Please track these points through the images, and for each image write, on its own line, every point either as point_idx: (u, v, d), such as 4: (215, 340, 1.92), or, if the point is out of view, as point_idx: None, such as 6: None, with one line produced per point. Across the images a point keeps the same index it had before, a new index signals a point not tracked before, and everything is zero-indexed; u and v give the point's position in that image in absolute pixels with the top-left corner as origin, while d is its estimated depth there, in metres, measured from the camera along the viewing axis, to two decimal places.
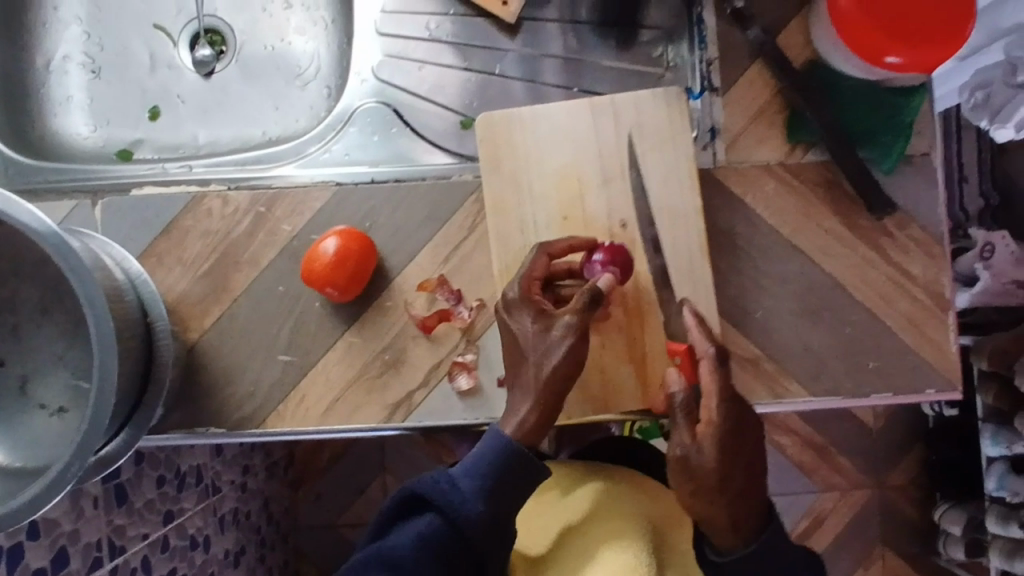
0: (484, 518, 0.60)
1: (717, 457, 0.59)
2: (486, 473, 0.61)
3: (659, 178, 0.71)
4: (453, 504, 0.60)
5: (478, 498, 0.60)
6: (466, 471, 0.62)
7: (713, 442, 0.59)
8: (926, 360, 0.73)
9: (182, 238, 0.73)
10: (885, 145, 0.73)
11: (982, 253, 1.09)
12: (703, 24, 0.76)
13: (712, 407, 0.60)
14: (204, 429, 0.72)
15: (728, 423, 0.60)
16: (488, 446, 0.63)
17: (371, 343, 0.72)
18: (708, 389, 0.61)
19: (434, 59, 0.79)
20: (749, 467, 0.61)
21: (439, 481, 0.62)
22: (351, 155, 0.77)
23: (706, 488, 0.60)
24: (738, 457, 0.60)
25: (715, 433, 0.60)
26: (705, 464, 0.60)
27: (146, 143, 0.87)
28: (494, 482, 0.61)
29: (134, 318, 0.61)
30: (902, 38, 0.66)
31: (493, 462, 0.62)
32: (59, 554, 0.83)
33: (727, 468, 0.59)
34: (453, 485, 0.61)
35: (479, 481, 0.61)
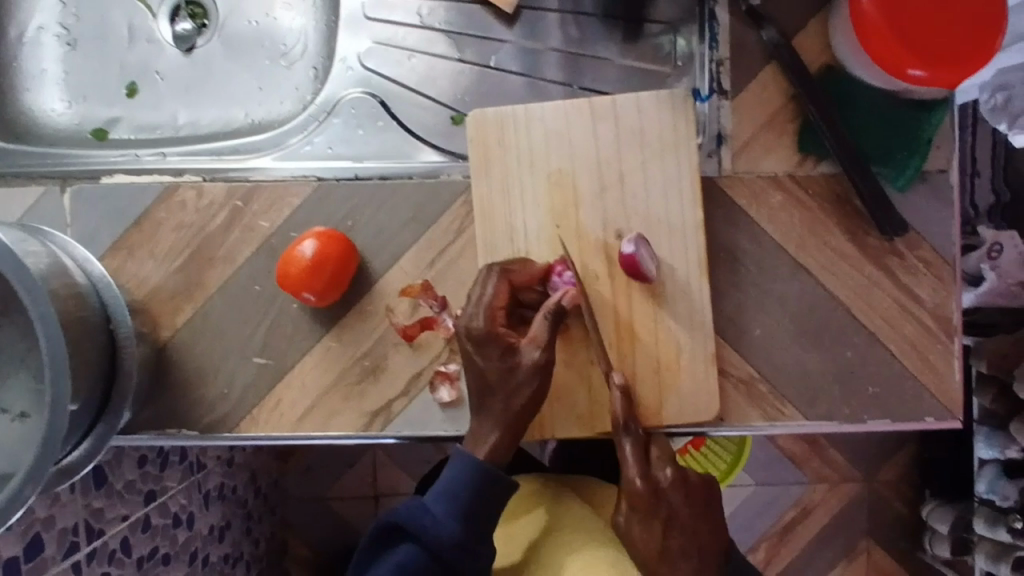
0: (461, 541, 0.59)
1: (639, 527, 0.61)
2: (456, 495, 0.61)
3: (658, 188, 0.67)
4: (428, 529, 0.60)
5: (450, 520, 0.60)
6: (437, 496, 0.61)
7: (633, 511, 0.62)
8: (926, 387, 0.70)
9: (153, 231, 0.70)
10: (901, 162, 0.69)
11: (990, 253, 1.05)
12: (715, 21, 0.70)
13: (635, 475, 0.61)
14: (176, 430, 0.69)
15: (646, 491, 0.61)
16: (455, 466, 0.62)
17: (350, 349, 0.69)
18: (627, 461, 0.62)
19: (424, 48, 0.75)
20: (679, 530, 0.61)
21: (413, 510, 0.61)
22: (334, 148, 0.73)
23: (642, 554, 0.62)
24: (664, 525, 0.61)
25: (637, 504, 0.61)
26: (634, 534, 0.62)
27: (123, 122, 0.82)
28: (466, 502, 0.60)
29: (96, 324, 0.58)
30: (925, 49, 0.62)
31: (462, 482, 0.61)
32: (33, 540, 0.83)
33: (651, 538, 0.61)
34: (426, 511, 0.61)
35: (450, 503, 0.60)
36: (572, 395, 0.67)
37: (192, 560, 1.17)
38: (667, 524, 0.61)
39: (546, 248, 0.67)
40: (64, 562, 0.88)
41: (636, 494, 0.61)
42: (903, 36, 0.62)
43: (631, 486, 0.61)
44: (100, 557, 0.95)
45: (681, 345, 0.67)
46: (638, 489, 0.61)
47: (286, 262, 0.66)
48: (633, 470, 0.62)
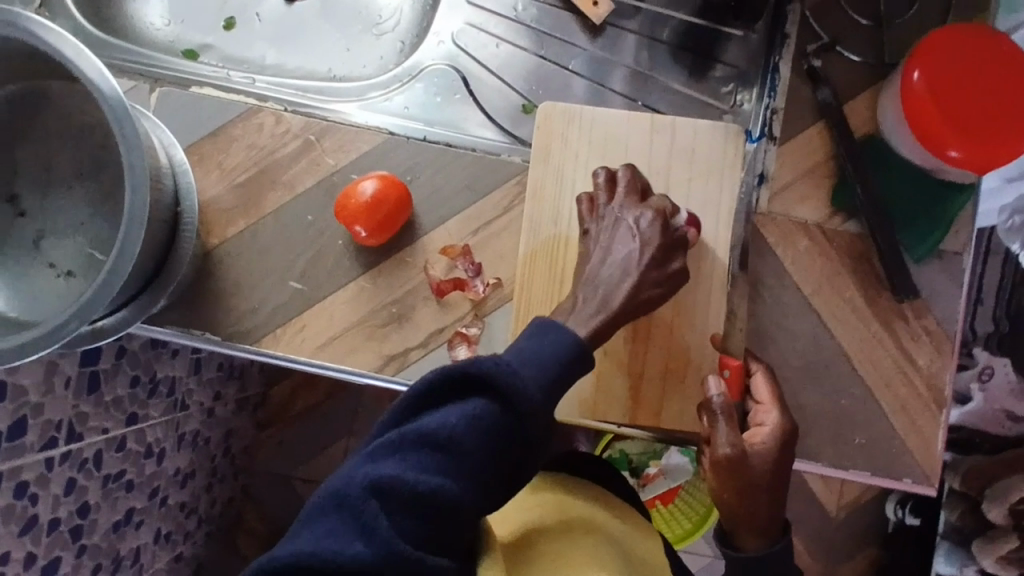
0: (545, 408, 0.53)
1: (767, 452, 0.63)
2: (547, 364, 0.54)
3: (698, 205, 0.71)
4: (512, 388, 0.52)
5: (538, 388, 0.53)
6: (525, 359, 0.54)
7: (768, 441, 0.63)
8: (910, 449, 0.73)
9: (227, 145, 0.74)
10: (922, 233, 0.74)
11: (981, 375, 1.07)
12: (777, 73, 0.77)
13: (775, 412, 0.66)
14: (199, 333, 0.72)
15: (785, 425, 0.65)
16: (545, 334, 0.56)
17: (381, 293, 0.73)
18: (766, 399, 0.68)
19: (511, 38, 0.81)
20: (784, 471, 0.63)
21: (496, 362, 0.53)
22: (409, 109, 0.79)
23: (753, 480, 0.62)
24: (787, 468, 0.64)
25: (778, 437, 0.64)
26: (767, 460, 0.63)
27: (214, 51, 0.88)
28: (555, 374, 0.54)
29: (166, 204, 0.62)
30: (964, 135, 0.68)
31: (555, 350, 0.55)
32: (18, 423, 0.83)
33: (769, 464, 0.62)
34: (514, 370, 0.53)
35: (542, 371, 0.54)
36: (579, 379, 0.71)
37: (152, 495, 1.14)
38: (782, 462, 0.63)
39: None
40: (39, 454, 0.87)
41: (787, 427, 0.64)
42: (944, 116, 0.68)
43: (766, 424, 0.65)
44: (72, 462, 0.93)
45: (692, 353, 0.70)
46: (780, 420, 0.65)
47: (346, 195, 0.71)
48: (769, 411, 0.66)
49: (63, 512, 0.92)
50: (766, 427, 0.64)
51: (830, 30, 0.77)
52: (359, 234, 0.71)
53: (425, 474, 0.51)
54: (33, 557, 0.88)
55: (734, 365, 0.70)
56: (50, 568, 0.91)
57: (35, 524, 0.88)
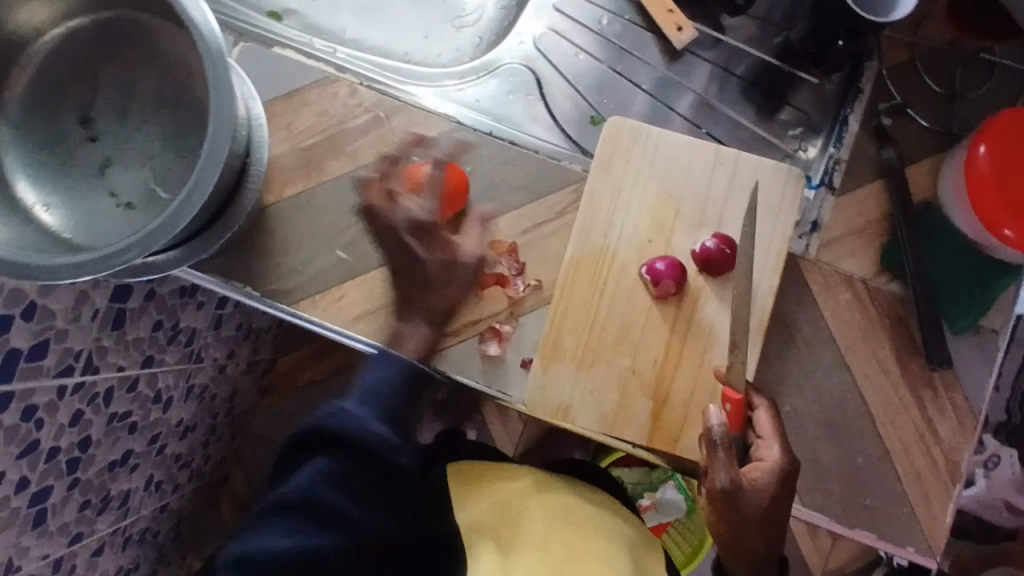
0: (381, 438, 0.75)
1: (768, 493, 0.61)
2: (376, 406, 0.76)
3: (748, 242, 0.72)
4: (345, 429, 0.74)
5: (373, 420, 0.75)
6: (358, 403, 0.76)
7: (769, 480, 0.61)
8: (917, 518, 0.73)
9: (299, 107, 0.75)
10: (963, 308, 0.76)
11: (987, 461, 1.02)
12: (846, 126, 0.78)
13: (774, 449, 0.63)
14: (239, 285, 0.73)
15: (788, 464, 0.62)
16: (379, 368, 0.76)
17: (406, 271, 0.73)
18: (768, 432, 0.64)
19: (591, 50, 0.83)
20: (782, 509, 0.62)
21: (334, 413, 0.76)
22: (480, 102, 0.81)
23: (746, 515, 0.61)
24: (782, 507, 0.62)
25: (774, 475, 0.62)
26: (764, 498, 0.61)
27: (297, 17, 0.89)
28: (392, 399, 0.76)
29: (237, 156, 0.63)
30: (1018, 216, 0.69)
31: (388, 379, 0.76)
32: (40, 344, 0.83)
33: (768, 504, 0.61)
34: (345, 410, 0.76)
35: (369, 408, 0.76)
36: (603, 394, 0.71)
37: (151, 441, 1.14)
38: (781, 501, 0.62)
39: (633, 254, 0.72)
40: (54, 380, 0.87)
41: (786, 466, 0.62)
42: (1001, 201, 0.70)
43: (767, 461, 0.62)
44: (83, 394, 0.93)
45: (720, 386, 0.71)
46: (784, 460, 0.62)
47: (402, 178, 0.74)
48: (772, 447, 0.63)
49: (65, 442, 0.92)
50: (768, 465, 0.62)
51: (903, 93, 0.78)
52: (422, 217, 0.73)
53: (293, 535, 0.67)
54: (26, 482, 0.87)
55: (736, 399, 0.64)
56: (41, 496, 0.90)
57: (36, 449, 0.87)
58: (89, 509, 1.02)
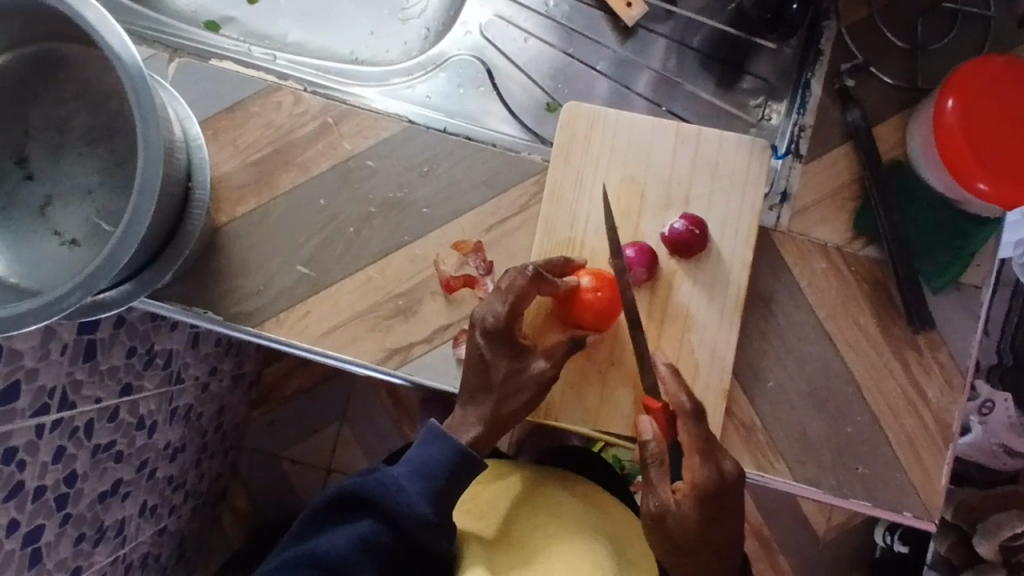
0: (427, 524, 0.62)
1: (693, 516, 0.60)
2: (428, 475, 0.63)
3: (718, 220, 0.70)
4: (400, 506, 0.62)
5: (425, 501, 0.62)
6: (410, 473, 0.63)
7: (692, 502, 0.59)
8: (912, 481, 0.72)
9: (243, 121, 0.73)
10: (941, 265, 0.73)
11: (981, 408, 1.04)
12: (809, 90, 0.76)
13: (697, 467, 0.59)
14: (201, 311, 0.71)
15: (712, 484, 0.59)
16: (431, 444, 0.64)
17: (495, 389, 0.64)
18: (690, 446, 0.60)
19: (540, 34, 0.81)
20: (718, 524, 0.61)
21: (385, 483, 0.63)
22: (431, 99, 0.79)
23: (679, 537, 0.61)
24: (719, 518, 0.61)
25: (695, 496, 0.59)
26: (688, 519, 0.60)
27: (236, 24, 0.86)
28: (442, 484, 0.63)
29: (178, 180, 0.61)
30: (995, 169, 0.67)
31: (442, 459, 0.64)
32: (10, 387, 0.80)
33: (696, 526, 0.60)
34: (399, 488, 0.63)
35: (427, 484, 0.63)
36: (584, 387, 0.69)
37: (140, 468, 1.12)
38: (711, 519, 0.60)
39: (601, 242, 0.70)
40: (30, 420, 0.85)
41: (707, 483, 0.59)
42: (970, 150, 0.68)
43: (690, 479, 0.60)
44: (63, 430, 0.91)
45: (701, 369, 0.69)
46: (703, 480, 0.59)
47: (523, 298, 0.62)
48: (695, 464, 0.60)
49: (50, 480, 0.90)
50: (688, 486, 0.60)
51: (863, 52, 0.76)
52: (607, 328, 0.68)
53: None
54: (17, 523, 0.85)
55: (657, 408, 0.63)
56: (33, 536, 0.89)
57: (21, 490, 0.85)
58: (86, 542, 1.01)
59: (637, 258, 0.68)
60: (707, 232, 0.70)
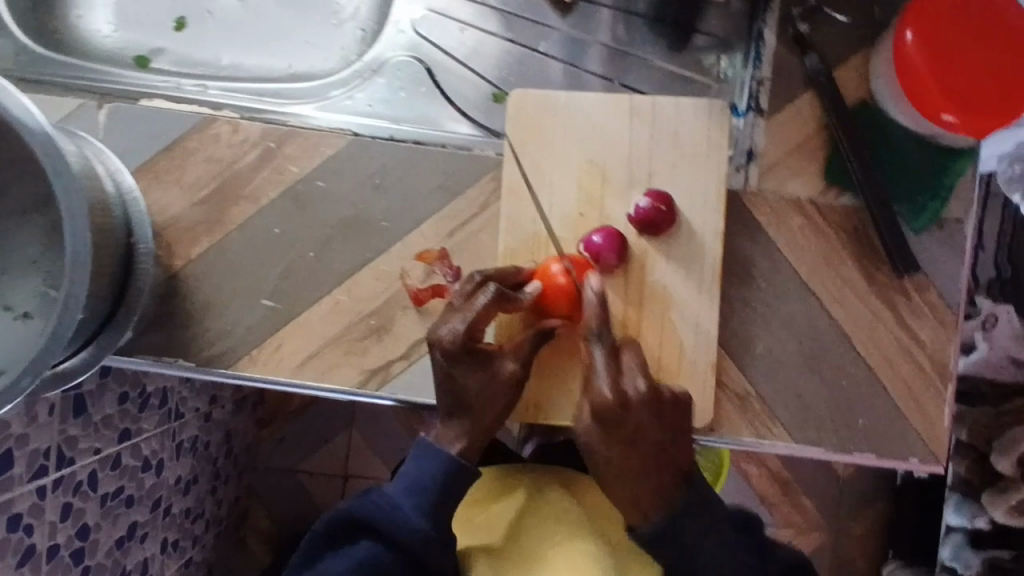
0: (426, 538, 0.61)
1: (598, 432, 0.61)
2: (421, 489, 0.63)
3: (685, 191, 0.68)
4: (396, 524, 0.62)
5: (420, 514, 0.62)
6: (404, 490, 0.63)
7: (595, 417, 0.61)
8: (915, 427, 0.71)
9: (184, 159, 0.70)
10: (919, 204, 0.71)
11: (983, 323, 1.01)
12: (762, 41, 0.72)
13: (596, 388, 0.60)
14: (173, 360, 0.69)
15: (611, 402, 0.60)
16: (421, 458, 0.64)
17: (472, 403, 0.63)
18: (599, 368, 0.61)
19: (477, 23, 0.78)
20: (636, 441, 0.61)
21: (378, 503, 0.63)
22: (373, 107, 0.76)
23: (594, 452, 0.62)
24: (626, 436, 0.61)
25: (596, 414, 0.60)
26: (596, 443, 0.62)
27: (168, 54, 0.83)
28: (436, 496, 0.62)
29: (118, 236, 0.60)
30: (961, 99, 0.64)
31: (433, 472, 0.63)
32: (3, 457, 0.77)
33: (608, 443, 0.61)
34: (394, 506, 0.62)
35: (421, 498, 0.62)
36: (572, 383, 0.68)
37: (154, 508, 1.10)
38: (624, 437, 0.61)
39: (568, 232, 0.68)
40: (29, 485, 0.82)
41: (603, 406, 0.60)
42: (938, 84, 0.64)
43: (594, 395, 0.60)
44: (66, 487, 0.88)
45: (686, 346, 0.68)
46: (605, 401, 0.60)
47: (483, 315, 0.60)
48: (599, 381, 0.60)
49: (62, 537, 0.89)
50: (590, 399, 0.61)
51: None
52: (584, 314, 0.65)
53: None
54: None
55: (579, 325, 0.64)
56: None
57: (34, 553, 0.84)
58: None
59: (607, 244, 0.66)
60: (674, 207, 0.67)
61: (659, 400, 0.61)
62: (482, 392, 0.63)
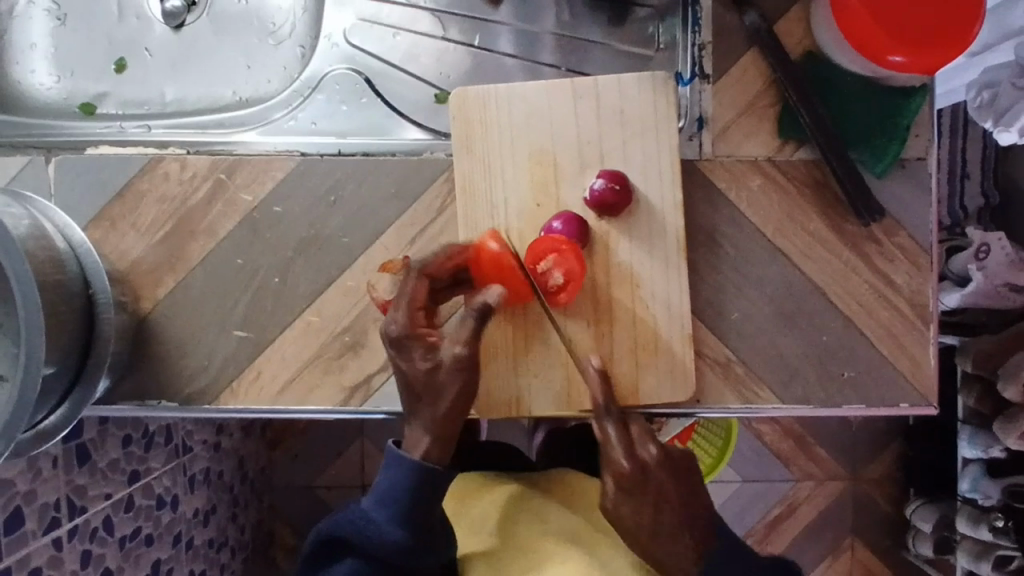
0: (404, 547, 0.61)
1: (631, 512, 0.57)
2: (391, 500, 0.62)
3: (638, 166, 0.67)
4: (373, 538, 0.62)
5: (394, 525, 0.62)
6: (376, 502, 0.63)
7: (621, 494, 0.58)
8: (901, 371, 0.70)
9: (137, 202, 0.70)
10: (878, 148, 0.69)
11: (977, 254, 1.02)
12: (698, 4, 0.71)
13: (615, 462, 0.58)
14: (154, 402, 0.69)
15: (632, 471, 0.57)
16: (389, 470, 0.62)
17: (422, 394, 0.61)
18: (612, 442, 0.59)
19: (409, 25, 0.79)
20: (673, 509, 0.58)
21: (354, 518, 0.63)
22: (318, 124, 0.76)
23: (631, 536, 0.58)
24: (657, 502, 0.57)
25: (622, 489, 0.58)
26: (624, 515, 0.58)
27: (111, 98, 0.83)
28: (405, 506, 0.62)
29: (75, 290, 0.60)
30: (901, 37, 0.63)
31: (399, 483, 0.62)
32: (13, 515, 0.77)
33: (645, 519, 0.57)
34: (368, 520, 0.63)
35: (392, 509, 0.62)
36: (549, 372, 0.67)
37: (175, 542, 1.10)
38: (658, 505, 0.57)
39: (526, 223, 0.68)
40: (44, 537, 0.82)
41: (622, 474, 0.57)
42: (880, 24, 0.63)
43: (614, 470, 0.58)
44: (82, 536, 0.89)
45: (659, 322, 0.68)
46: (625, 470, 0.57)
47: (415, 294, 0.62)
48: (615, 453, 0.58)
49: None
50: (608, 475, 0.58)
51: None
52: (549, 285, 0.65)
53: None
54: None
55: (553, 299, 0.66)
56: None
57: None
58: None
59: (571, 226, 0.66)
60: (629, 184, 0.67)
61: (673, 459, 0.59)
62: (426, 379, 0.61)
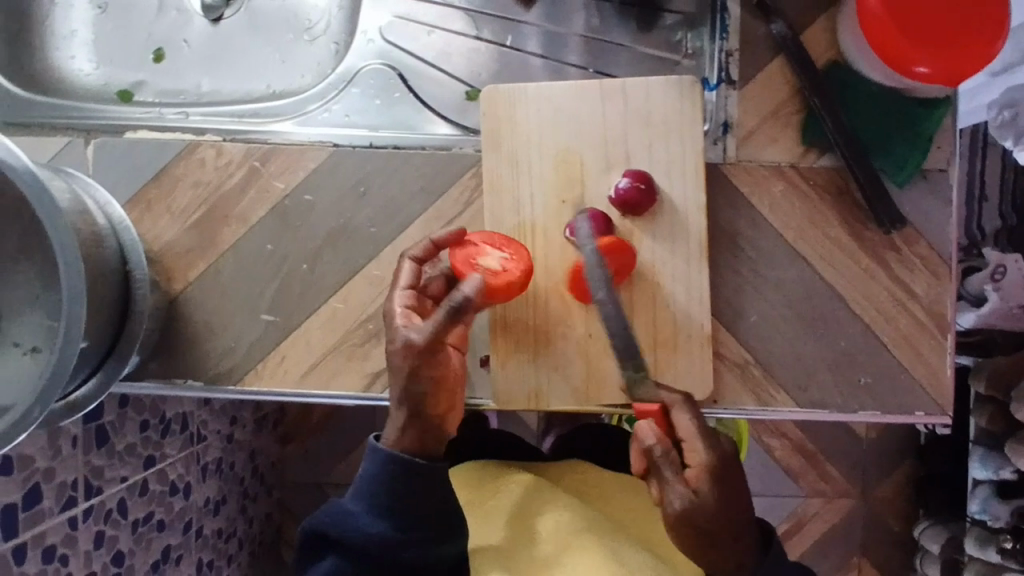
0: (384, 539, 0.62)
1: (715, 502, 0.55)
2: (370, 493, 0.62)
3: (663, 167, 0.69)
4: (355, 531, 0.62)
5: (374, 517, 0.62)
6: (358, 495, 0.63)
7: (710, 486, 0.55)
8: (917, 381, 0.71)
9: (172, 186, 0.72)
10: (900, 157, 0.71)
11: (993, 274, 1.03)
12: (726, 12, 0.73)
13: (699, 449, 0.57)
14: (181, 381, 0.71)
15: (716, 460, 0.57)
16: (368, 463, 0.63)
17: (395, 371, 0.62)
18: (691, 433, 0.58)
19: (443, 24, 0.80)
20: (743, 501, 0.58)
21: (338, 513, 0.64)
22: (350, 117, 0.78)
23: (706, 530, 0.55)
24: (736, 492, 0.57)
25: (711, 476, 0.56)
26: (709, 506, 0.55)
27: (148, 86, 0.85)
28: (383, 497, 0.62)
29: (114, 266, 0.62)
30: (929, 44, 0.63)
31: (376, 475, 0.62)
32: (31, 491, 0.78)
33: (725, 508, 0.56)
34: (351, 513, 0.63)
35: (370, 501, 0.62)
36: (569, 366, 0.68)
37: (186, 529, 1.11)
38: (736, 494, 0.57)
39: (551, 219, 0.69)
40: (61, 516, 0.83)
41: (711, 463, 0.56)
42: (904, 32, 0.64)
43: (699, 459, 0.57)
44: (96, 516, 0.89)
45: (679, 321, 0.68)
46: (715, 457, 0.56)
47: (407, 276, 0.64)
48: (698, 443, 0.57)
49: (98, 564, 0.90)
50: (693, 466, 0.56)
51: None
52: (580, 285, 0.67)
53: None
54: None
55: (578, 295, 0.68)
56: None
57: None
58: None
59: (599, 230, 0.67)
60: (654, 184, 0.68)
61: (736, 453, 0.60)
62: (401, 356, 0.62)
